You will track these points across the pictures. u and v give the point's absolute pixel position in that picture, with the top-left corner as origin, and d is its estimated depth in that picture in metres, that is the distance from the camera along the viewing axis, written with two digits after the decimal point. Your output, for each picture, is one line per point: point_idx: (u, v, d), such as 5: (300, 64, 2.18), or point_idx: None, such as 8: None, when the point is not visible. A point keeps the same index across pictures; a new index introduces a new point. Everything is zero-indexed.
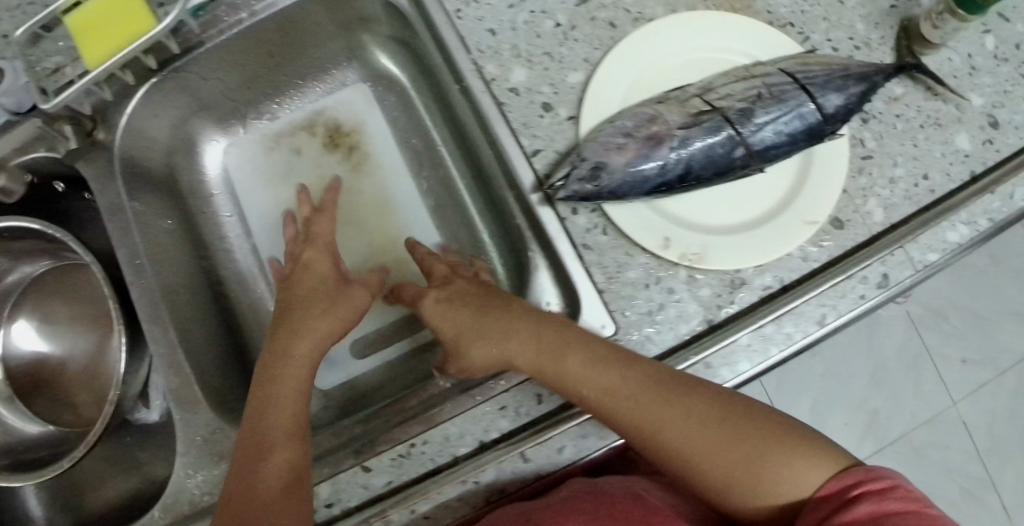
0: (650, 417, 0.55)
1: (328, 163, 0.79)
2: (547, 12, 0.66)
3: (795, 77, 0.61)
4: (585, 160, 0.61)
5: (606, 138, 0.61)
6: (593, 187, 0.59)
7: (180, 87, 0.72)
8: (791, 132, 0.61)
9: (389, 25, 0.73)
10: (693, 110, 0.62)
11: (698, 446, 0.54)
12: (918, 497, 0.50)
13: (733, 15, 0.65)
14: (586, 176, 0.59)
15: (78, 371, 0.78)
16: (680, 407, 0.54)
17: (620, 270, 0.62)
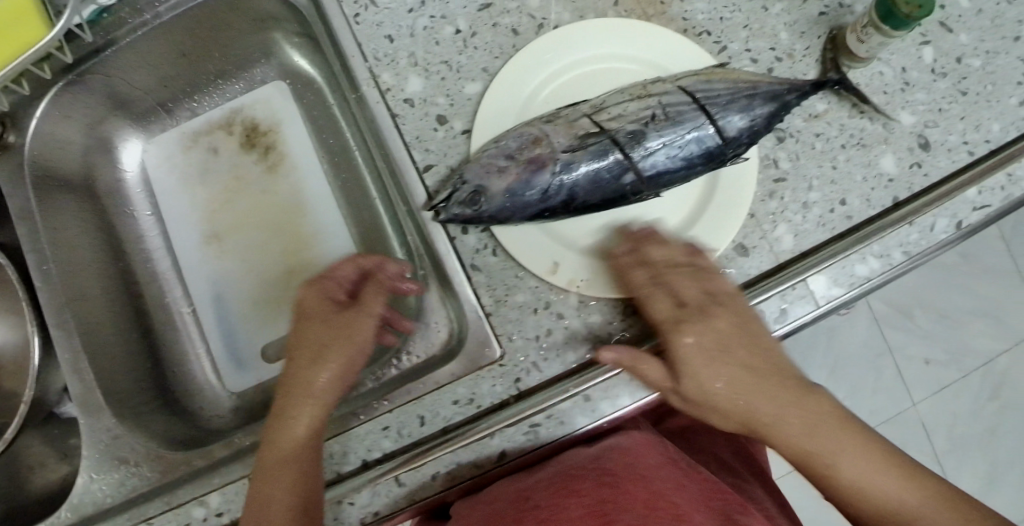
0: (830, 449, 0.52)
1: (244, 163, 0.76)
2: (447, 17, 0.64)
3: (694, 97, 0.60)
4: (467, 184, 0.60)
5: (487, 159, 0.61)
6: (472, 212, 0.59)
7: (90, 88, 0.71)
8: (687, 155, 0.61)
9: (296, 24, 0.71)
10: (580, 131, 0.61)
11: (855, 471, 0.52)
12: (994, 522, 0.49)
13: (643, 23, 0.63)
14: (466, 200, 0.59)
15: (4, 363, 0.80)
16: (857, 443, 0.52)
17: (509, 292, 0.61)
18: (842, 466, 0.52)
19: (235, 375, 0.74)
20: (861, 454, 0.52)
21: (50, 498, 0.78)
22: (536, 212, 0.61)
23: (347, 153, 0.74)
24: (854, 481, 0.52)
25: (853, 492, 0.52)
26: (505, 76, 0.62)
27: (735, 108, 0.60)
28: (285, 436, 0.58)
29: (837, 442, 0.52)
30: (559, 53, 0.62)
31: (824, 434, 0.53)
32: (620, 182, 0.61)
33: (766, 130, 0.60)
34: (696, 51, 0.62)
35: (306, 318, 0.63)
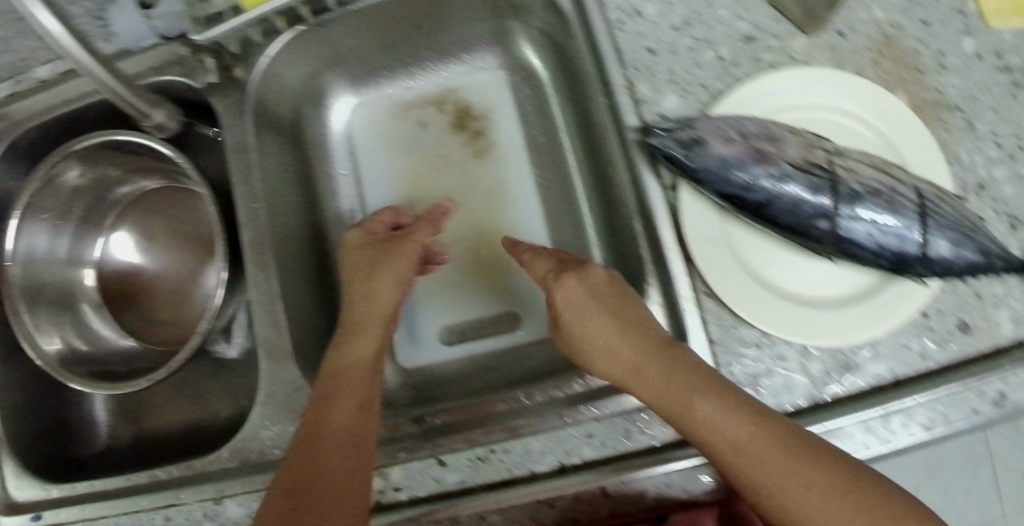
0: (705, 413, 0.52)
1: (452, 143, 0.77)
2: (710, 42, 0.64)
3: (921, 200, 0.59)
4: (694, 129, 0.58)
5: (725, 123, 0.58)
6: (680, 154, 0.58)
7: (321, 40, 0.72)
8: (881, 245, 0.59)
9: (542, 20, 0.70)
10: (812, 159, 0.59)
11: (701, 409, 0.52)
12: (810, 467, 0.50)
13: (914, 118, 0.61)
14: (683, 141, 0.58)
15: (167, 289, 0.82)
16: (684, 380, 0.54)
17: (735, 326, 0.62)
18: (698, 405, 0.52)
19: (411, 352, 0.74)
20: (721, 399, 0.52)
21: (180, 436, 0.79)
22: (732, 194, 0.58)
23: (558, 149, 0.74)
24: (726, 444, 0.52)
25: (708, 432, 0.52)
26: (754, 83, 0.62)
27: (949, 235, 0.58)
28: (359, 368, 0.59)
29: (715, 405, 0.52)
30: (816, 93, 0.62)
31: (699, 402, 0.53)
32: (815, 223, 0.59)
33: (959, 274, 0.58)
34: (931, 149, 0.61)
35: (370, 246, 0.67)
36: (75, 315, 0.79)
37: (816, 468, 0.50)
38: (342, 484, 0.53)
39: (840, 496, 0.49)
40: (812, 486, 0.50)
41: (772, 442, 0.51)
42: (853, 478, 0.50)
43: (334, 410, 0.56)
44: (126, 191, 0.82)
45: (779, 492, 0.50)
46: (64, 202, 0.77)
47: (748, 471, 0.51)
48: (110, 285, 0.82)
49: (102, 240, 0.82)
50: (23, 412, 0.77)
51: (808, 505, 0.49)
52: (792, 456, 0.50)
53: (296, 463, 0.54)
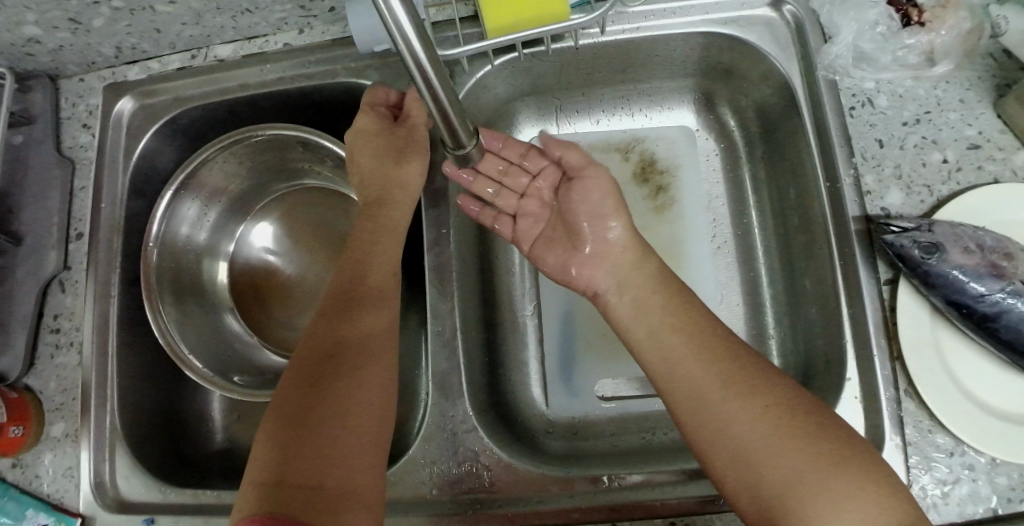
0: (672, 318, 0.57)
1: (632, 193, 0.76)
2: (937, 143, 0.64)
3: None
4: (931, 233, 0.59)
5: (964, 232, 0.59)
6: (919, 257, 0.59)
7: (529, 68, 0.69)
8: None
9: (760, 91, 0.71)
10: None
11: (669, 338, 0.56)
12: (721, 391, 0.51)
13: None
14: (924, 244, 0.59)
15: (300, 293, 0.76)
16: (671, 318, 0.57)
17: (932, 431, 0.61)
18: (659, 333, 0.56)
19: (562, 398, 0.72)
20: (689, 332, 0.55)
21: None
22: (960, 302, 0.59)
23: (743, 218, 0.75)
24: (686, 349, 0.54)
25: (681, 372, 0.54)
26: (979, 193, 0.62)
27: None
28: (384, 257, 0.62)
29: (668, 313, 0.57)
30: None
31: (667, 312, 0.57)
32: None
33: None
34: None
35: (384, 135, 0.64)
36: (211, 310, 0.74)
37: (764, 385, 0.51)
38: (345, 362, 0.55)
39: (767, 409, 0.49)
40: (764, 403, 0.50)
41: (739, 367, 0.52)
42: (811, 408, 0.50)
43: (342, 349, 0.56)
44: (283, 185, 0.78)
45: (710, 398, 0.51)
46: (218, 186, 0.73)
47: (685, 367, 0.54)
48: (240, 277, 0.76)
49: (243, 227, 0.78)
50: (138, 402, 0.72)
51: (718, 398, 0.51)
52: (734, 390, 0.51)
53: (318, 389, 0.53)
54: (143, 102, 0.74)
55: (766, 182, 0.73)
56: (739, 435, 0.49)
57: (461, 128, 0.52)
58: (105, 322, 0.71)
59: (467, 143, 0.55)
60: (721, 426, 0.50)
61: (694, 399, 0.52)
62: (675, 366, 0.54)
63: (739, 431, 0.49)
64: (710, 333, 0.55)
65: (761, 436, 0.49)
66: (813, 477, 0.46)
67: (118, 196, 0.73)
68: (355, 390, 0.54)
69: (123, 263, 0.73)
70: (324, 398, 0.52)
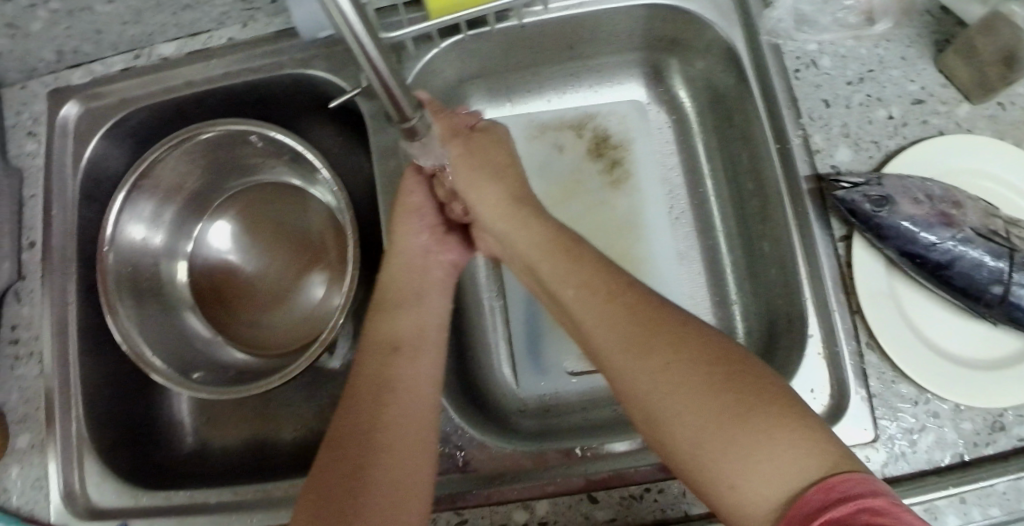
0: (580, 279, 0.55)
1: (587, 169, 0.76)
2: (882, 100, 0.65)
3: None
4: (881, 186, 0.61)
5: (912, 185, 0.61)
6: (870, 211, 0.60)
7: (477, 49, 0.69)
8: None
9: (709, 60, 0.71)
10: (992, 226, 0.60)
11: (581, 307, 0.54)
12: (628, 359, 0.50)
13: None
14: (874, 197, 0.60)
15: (260, 289, 0.75)
16: (580, 284, 0.55)
17: (894, 381, 0.62)
18: (571, 303, 0.55)
19: (531, 376, 0.72)
20: (596, 300, 0.54)
21: (247, 454, 0.73)
22: (912, 252, 0.60)
23: (700, 187, 0.75)
24: (595, 314, 0.53)
25: (595, 342, 0.53)
26: (926, 146, 0.63)
27: None
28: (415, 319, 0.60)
29: (578, 277, 0.55)
30: (988, 159, 0.63)
31: (576, 277, 0.55)
32: (989, 287, 0.59)
33: None
34: None
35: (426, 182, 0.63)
36: (172, 312, 0.73)
37: (668, 339, 0.50)
38: (392, 412, 0.53)
39: (670, 368, 0.48)
40: (667, 361, 0.49)
41: (643, 325, 0.51)
42: (718, 357, 0.48)
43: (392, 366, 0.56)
44: (239, 181, 0.77)
45: (619, 361, 0.51)
46: (170, 187, 0.72)
47: (596, 333, 0.53)
48: (198, 276, 0.75)
49: (201, 224, 0.76)
50: (105, 410, 0.71)
51: (629, 370, 0.50)
52: (639, 356, 0.50)
53: (369, 401, 0.53)
54: (87, 106, 0.73)
55: (720, 150, 0.74)
56: (647, 396, 0.49)
57: (404, 100, 0.47)
58: (65, 331, 0.70)
59: (414, 116, 0.50)
60: (630, 389, 0.50)
61: (608, 364, 0.52)
62: (589, 331, 0.54)
63: (647, 393, 0.49)
64: (617, 295, 0.53)
65: (667, 400, 0.48)
66: (717, 432, 0.45)
67: (70, 203, 0.72)
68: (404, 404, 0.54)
69: (79, 270, 0.71)
70: (371, 468, 0.50)
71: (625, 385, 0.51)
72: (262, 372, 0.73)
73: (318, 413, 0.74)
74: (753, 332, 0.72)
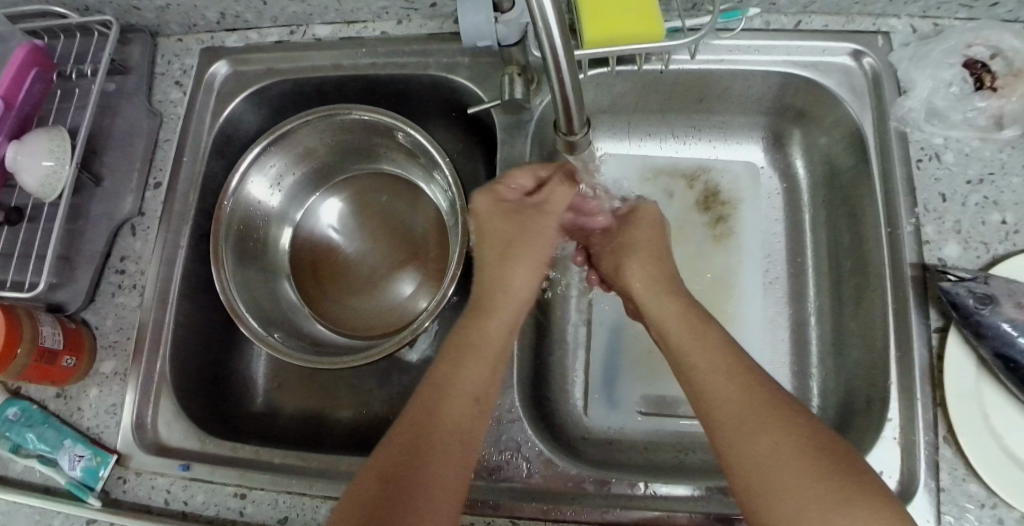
0: (706, 353, 0.55)
1: (692, 219, 0.78)
2: (998, 204, 0.67)
3: None
4: (987, 285, 0.61)
5: (1019, 290, 0.61)
6: (975, 307, 0.60)
7: (613, 85, 0.72)
8: None
9: (831, 136, 0.73)
10: None
11: (700, 375, 0.55)
12: (738, 431, 0.51)
13: None
14: (980, 295, 0.60)
15: (356, 270, 0.78)
16: (704, 353, 0.56)
17: (965, 480, 0.61)
18: (690, 369, 0.56)
19: (600, 405, 0.73)
20: (715, 371, 0.54)
21: (308, 424, 0.74)
22: (1008, 356, 0.60)
23: (797, 257, 0.76)
24: (709, 386, 0.54)
25: (703, 407, 0.54)
26: None
27: None
28: (476, 354, 0.57)
29: (701, 345, 0.56)
30: None
31: (702, 347, 0.56)
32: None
33: None
34: None
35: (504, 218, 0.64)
36: (270, 274, 0.76)
37: (780, 424, 0.50)
38: (433, 447, 0.52)
39: (782, 448, 0.49)
40: (779, 443, 0.49)
41: (757, 403, 0.51)
42: (826, 449, 0.49)
43: (446, 399, 0.55)
44: (359, 166, 0.80)
45: (728, 434, 0.51)
46: (296, 157, 0.76)
47: (706, 401, 0.54)
48: (302, 247, 0.79)
49: (316, 197, 0.80)
50: (188, 353, 0.73)
51: (737, 440, 0.50)
52: (752, 431, 0.50)
53: (413, 427, 0.53)
54: (236, 68, 0.77)
55: (825, 223, 0.75)
56: (749, 472, 0.49)
57: (576, 116, 0.51)
58: (170, 270, 0.73)
59: (580, 132, 0.53)
60: (734, 461, 0.50)
61: (714, 434, 0.52)
62: (700, 401, 0.54)
63: (752, 470, 0.49)
64: (740, 371, 0.54)
65: (772, 477, 0.48)
66: (814, 517, 0.46)
67: (199, 153, 0.75)
68: (445, 443, 0.53)
69: (195, 217, 0.75)
70: (406, 499, 0.49)
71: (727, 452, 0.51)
72: (342, 352, 0.75)
73: (382, 399, 0.75)
74: (828, 406, 0.71)
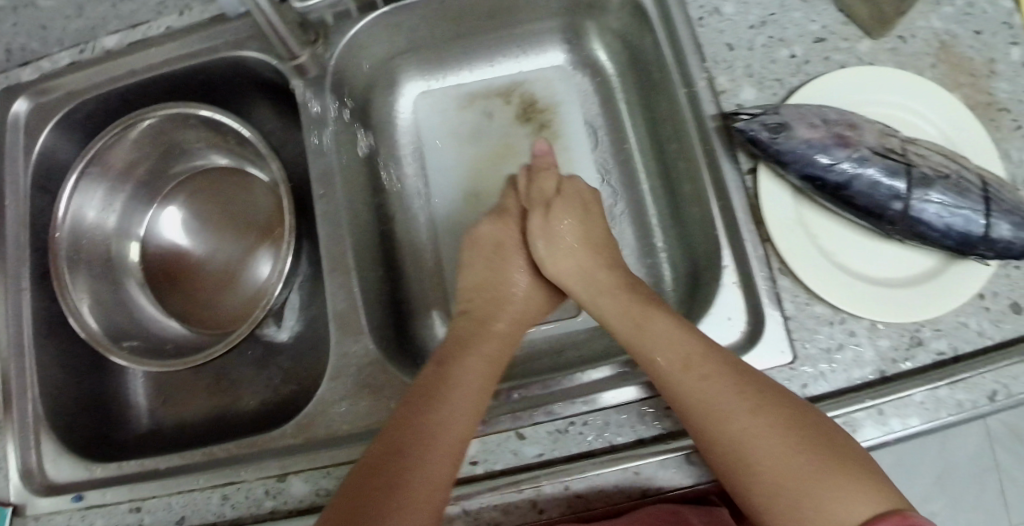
0: (712, 374, 0.56)
1: (516, 133, 0.80)
2: (784, 40, 0.69)
3: (985, 187, 0.62)
4: (778, 115, 0.63)
5: (808, 111, 0.63)
6: (769, 138, 0.62)
7: (403, 23, 0.74)
8: (950, 225, 0.61)
9: (619, 18, 0.75)
10: (889, 145, 0.62)
11: (715, 394, 0.56)
12: (769, 445, 0.53)
13: (971, 116, 0.67)
14: (770, 125, 0.62)
15: (212, 269, 0.79)
16: (715, 375, 0.56)
17: (809, 303, 0.64)
18: (697, 392, 0.56)
19: None
20: (726, 388, 0.56)
21: (202, 427, 0.75)
22: (812, 175, 0.62)
23: (623, 144, 0.78)
24: (720, 407, 0.55)
25: (724, 433, 0.54)
26: (824, 80, 0.67)
27: (1010, 219, 0.62)
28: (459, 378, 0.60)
29: (711, 371, 0.57)
30: (873, 93, 0.68)
31: (712, 372, 0.57)
32: (889, 204, 0.61)
33: (1017, 254, 0.62)
34: (989, 149, 0.66)
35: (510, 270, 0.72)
36: (123, 294, 0.77)
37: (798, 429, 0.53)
38: (405, 474, 0.53)
39: (800, 447, 0.52)
40: (799, 442, 0.52)
41: (771, 412, 0.54)
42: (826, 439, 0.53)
43: (421, 422, 0.56)
44: (186, 167, 0.81)
45: (758, 452, 0.53)
46: (120, 172, 0.76)
47: (718, 421, 0.55)
48: (151, 261, 0.79)
49: (153, 210, 0.80)
50: (61, 392, 0.73)
51: (757, 453, 0.53)
52: (781, 437, 0.53)
53: (384, 455, 0.55)
54: (37, 101, 0.76)
55: (639, 104, 0.77)
56: (748, 449, 0.53)
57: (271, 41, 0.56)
58: (18, 316, 0.73)
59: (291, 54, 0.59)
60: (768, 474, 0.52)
61: (735, 453, 0.54)
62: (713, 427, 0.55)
63: (782, 473, 0.52)
64: (748, 386, 0.56)
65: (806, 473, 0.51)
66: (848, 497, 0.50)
67: (20, 194, 0.74)
68: (416, 462, 0.54)
69: (32, 256, 0.74)
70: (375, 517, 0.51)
71: (763, 468, 0.52)
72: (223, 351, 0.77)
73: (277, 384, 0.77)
74: (680, 277, 0.74)
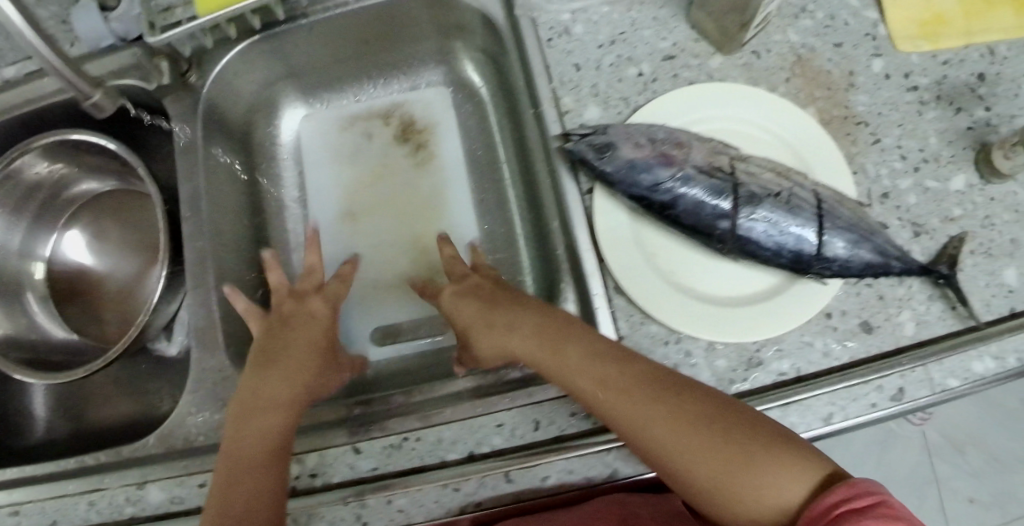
0: (630, 379, 0.56)
1: (394, 153, 0.82)
2: (632, 59, 0.69)
3: (817, 203, 0.63)
4: (605, 135, 0.64)
5: (634, 131, 0.64)
6: (595, 158, 0.64)
7: (276, 51, 0.77)
8: (777, 243, 0.63)
9: (483, 39, 0.77)
10: (716, 164, 0.65)
11: (644, 401, 0.55)
12: (709, 442, 0.53)
13: (819, 127, 0.66)
14: (596, 145, 0.64)
15: (113, 285, 0.84)
16: (626, 374, 0.57)
17: (644, 321, 0.63)
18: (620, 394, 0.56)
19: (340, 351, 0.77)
20: (649, 386, 0.56)
21: (94, 434, 0.80)
22: (638, 194, 0.64)
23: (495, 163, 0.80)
24: (638, 406, 0.55)
25: (653, 439, 0.54)
26: (670, 97, 0.67)
27: (847, 236, 0.62)
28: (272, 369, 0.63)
29: (625, 371, 0.57)
30: (719, 108, 0.67)
31: (626, 372, 0.57)
32: (715, 223, 0.64)
33: (856, 273, 0.61)
34: (838, 164, 0.65)
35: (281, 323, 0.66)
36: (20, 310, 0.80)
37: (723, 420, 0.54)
38: (242, 455, 0.58)
39: (737, 440, 0.53)
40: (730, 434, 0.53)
41: (699, 406, 0.55)
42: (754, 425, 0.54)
43: (252, 416, 0.60)
44: (82, 191, 0.86)
45: (687, 449, 0.53)
46: (20, 197, 0.80)
47: (643, 423, 0.55)
48: (58, 279, 0.84)
49: (56, 231, 0.85)
50: None
51: (686, 448, 0.53)
52: (715, 434, 0.53)
53: (227, 452, 0.58)
54: None
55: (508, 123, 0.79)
56: (684, 449, 0.53)
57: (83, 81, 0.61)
58: None
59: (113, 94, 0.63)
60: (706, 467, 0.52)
61: (666, 450, 0.54)
62: (634, 427, 0.55)
63: (719, 466, 0.53)
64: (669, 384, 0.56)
65: (740, 460, 0.52)
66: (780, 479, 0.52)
67: None
68: (249, 436, 0.59)
69: None
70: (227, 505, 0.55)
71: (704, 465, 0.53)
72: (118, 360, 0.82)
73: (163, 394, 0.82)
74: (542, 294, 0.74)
